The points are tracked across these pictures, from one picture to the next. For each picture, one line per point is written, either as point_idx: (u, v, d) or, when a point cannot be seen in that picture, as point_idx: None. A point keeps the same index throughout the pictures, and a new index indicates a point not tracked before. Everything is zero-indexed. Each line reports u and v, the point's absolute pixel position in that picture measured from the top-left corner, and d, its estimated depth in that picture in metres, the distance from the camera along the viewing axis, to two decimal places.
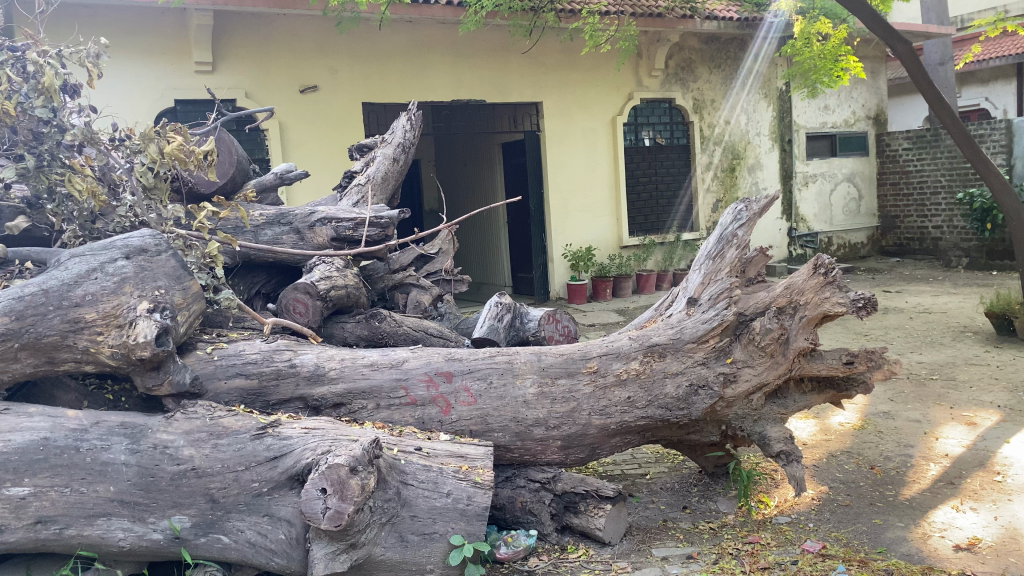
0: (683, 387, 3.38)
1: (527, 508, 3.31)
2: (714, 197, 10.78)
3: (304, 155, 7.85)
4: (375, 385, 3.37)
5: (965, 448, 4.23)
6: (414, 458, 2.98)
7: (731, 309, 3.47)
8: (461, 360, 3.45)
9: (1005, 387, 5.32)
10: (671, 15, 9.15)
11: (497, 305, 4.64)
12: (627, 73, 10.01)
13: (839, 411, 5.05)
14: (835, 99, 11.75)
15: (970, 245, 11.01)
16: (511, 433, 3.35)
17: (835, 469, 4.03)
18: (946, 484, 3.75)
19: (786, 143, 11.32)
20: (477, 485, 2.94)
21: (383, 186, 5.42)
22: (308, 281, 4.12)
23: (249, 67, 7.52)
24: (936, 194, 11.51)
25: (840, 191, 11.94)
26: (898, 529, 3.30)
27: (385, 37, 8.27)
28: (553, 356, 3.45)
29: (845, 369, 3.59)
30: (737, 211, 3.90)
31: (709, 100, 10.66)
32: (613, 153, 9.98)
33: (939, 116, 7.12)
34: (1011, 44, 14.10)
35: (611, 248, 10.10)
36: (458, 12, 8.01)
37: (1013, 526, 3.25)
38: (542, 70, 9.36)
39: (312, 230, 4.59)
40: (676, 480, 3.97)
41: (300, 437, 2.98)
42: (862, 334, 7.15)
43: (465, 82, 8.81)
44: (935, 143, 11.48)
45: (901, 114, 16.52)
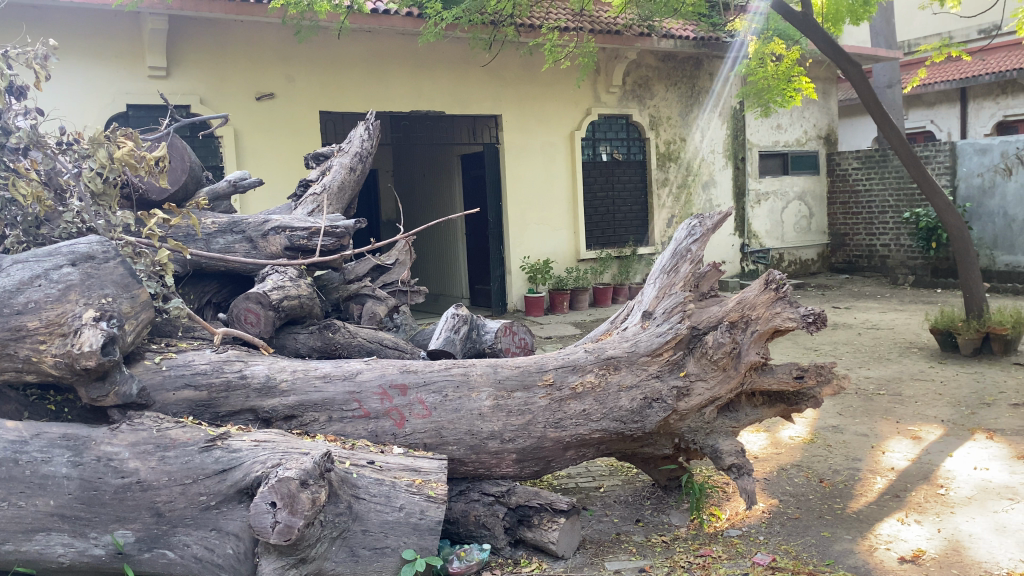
0: (637, 400, 3.40)
1: (480, 521, 3.29)
2: (669, 213, 10.92)
3: (258, 163, 7.74)
4: (327, 397, 3.32)
5: (910, 461, 4.33)
6: (367, 471, 2.93)
7: (684, 323, 3.53)
8: (415, 372, 3.42)
9: (948, 401, 5.47)
10: (629, 32, 9.28)
11: (454, 316, 4.62)
12: (585, 89, 10.10)
13: (789, 425, 5.12)
14: (788, 118, 12.01)
15: (916, 263, 11.25)
16: (466, 446, 3.33)
17: (785, 481, 4.09)
18: (892, 497, 3.83)
19: (740, 161, 11.53)
20: (430, 498, 2.91)
21: (339, 196, 5.39)
22: (260, 291, 4.08)
23: (205, 74, 7.41)
24: (884, 213, 11.76)
25: (791, 208, 12.18)
26: (845, 541, 3.35)
27: (344, 46, 8.23)
28: (509, 368, 3.44)
29: (795, 384, 3.64)
30: (692, 226, 3.95)
31: (666, 117, 10.81)
32: (571, 167, 10.04)
33: (888, 137, 7.29)
34: (956, 68, 14.56)
35: (568, 261, 10.14)
36: (418, 23, 8.01)
37: (956, 538, 3.32)
38: (502, 83, 9.39)
39: (265, 239, 4.54)
40: (629, 493, 3.99)
41: (250, 449, 2.90)
42: (812, 349, 7.28)
43: (425, 94, 8.80)
44: (883, 163, 11.75)
45: (850, 134, 16.96)
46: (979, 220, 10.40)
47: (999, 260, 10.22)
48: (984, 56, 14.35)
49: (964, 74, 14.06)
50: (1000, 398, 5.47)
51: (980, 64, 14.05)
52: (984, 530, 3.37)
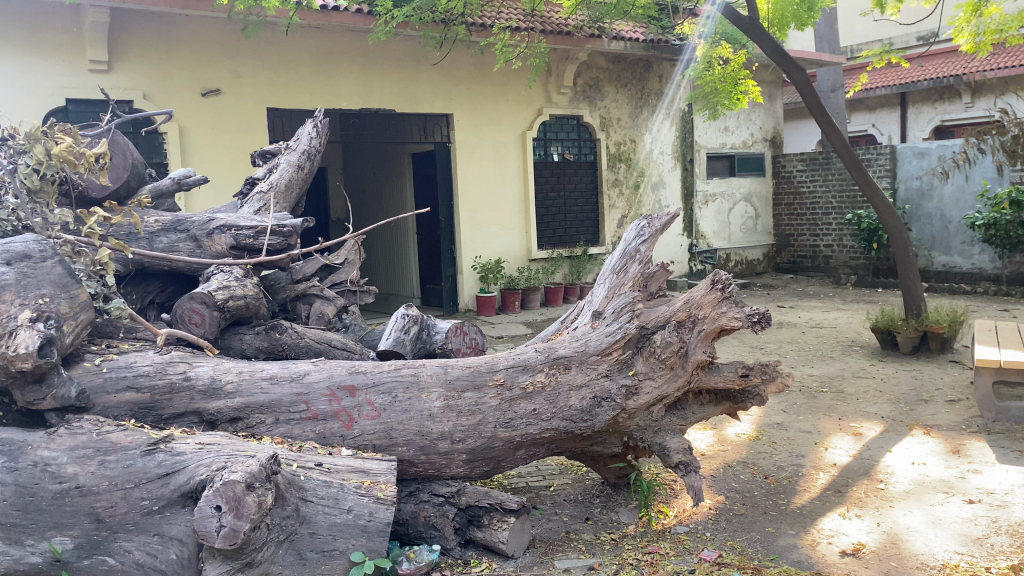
0: (587, 399, 3.41)
1: (430, 522, 3.27)
2: (620, 213, 11.03)
3: (204, 159, 7.60)
4: (274, 399, 3.28)
5: (852, 457, 4.44)
6: (315, 474, 2.89)
7: (633, 323, 3.56)
8: (365, 373, 3.39)
9: (888, 398, 5.62)
10: (580, 33, 9.33)
11: (404, 316, 4.59)
12: (537, 89, 10.13)
13: (735, 422, 5.21)
14: (735, 120, 12.22)
15: (858, 263, 11.53)
16: (416, 446, 3.31)
17: (731, 478, 4.15)
18: (833, 492, 3.92)
19: (688, 162, 11.70)
20: (380, 500, 2.88)
21: (287, 194, 5.32)
22: (205, 291, 3.99)
23: (148, 68, 7.24)
24: (827, 214, 12.02)
25: (738, 209, 12.39)
26: (789, 537, 3.42)
27: (292, 43, 8.13)
28: (459, 369, 3.43)
29: (740, 382, 3.70)
30: (641, 227, 3.99)
31: (616, 118, 10.90)
32: (523, 167, 10.05)
33: (831, 140, 7.45)
34: (896, 74, 14.96)
35: (520, 260, 10.16)
36: (368, 21, 7.95)
37: (894, 531, 3.41)
38: (453, 81, 9.36)
39: (210, 238, 4.45)
40: (579, 492, 4.02)
41: (194, 452, 2.83)
42: (757, 348, 7.42)
43: (375, 91, 8.74)
44: (827, 166, 12.02)
45: (796, 136, 17.32)
46: (917, 222, 10.70)
47: (936, 261, 10.53)
48: (922, 63, 14.80)
49: (904, 79, 14.45)
50: (936, 395, 5.64)
51: (919, 70, 14.46)
52: (921, 523, 3.47)
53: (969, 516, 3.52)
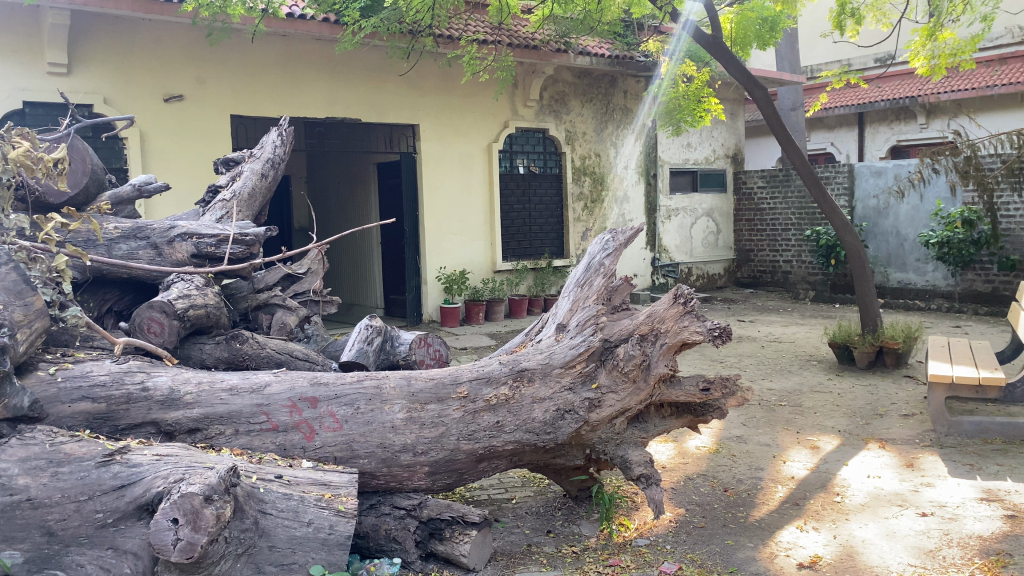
0: (550, 412, 3.42)
1: (391, 536, 3.25)
2: (584, 226, 11.10)
3: (165, 165, 7.50)
4: (234, 410, 3.24)
5: (809, 470, 4.51)
6: (274, 486, 2.86)
7: (597, 336, 3.58)
8: (326, 384, 3.37)
9: (844, 412, 5.72)
10: (547, 48, 9.37)
11: (368, 327, 4.57)
12: (503, 102, 10.17)
13: (695, 435, 5.27)
14: (697, 136, 12.41)
15: (816, 279, 11.71)
16: (377, 459, 3.28)
17: (692, 491, 4.19)
18: (791, 505, 3.98)
19: (651, 177, 11.85)
20: (340, 513, 2.85)
21: (250, 203, 5.26)
22: (164, 299, 3.93)
23: (109, 73, 7.14)
24: (787, 230, 12.21)
25: (700, 224, 12.56)
26: (748, 549, 3.46)
27: (257, 50, 8.07)
28: (423, 381, 3.42)
29: (701, 396, 3.75)
30: (605, 241, 4.04)
31: (582, 132, 10.99)
32: (489, 179, 10.08)
33: (791, 157, 7.57)
34: (854, 94, 15.30)
35: (484, 271, 10.16)
36: (334, 29, 7.93)
37: (850, 544, 3.47)
38: (420, 92, 9.36)
39: (171, 246, 4.39)
40: (541, 504, 4.03)
41: (151, 464, 2.78)
42: (718, 361, 7.52)
43: (341, 100, 8.71)
44: (787, 183, 12.23)
45: (757, 153, 17.62)
46: (874, 239, 10.94)
47: (892, 278, 10.76)
48: (879, 84, 15.16)
49: (862, 100, 14.78)
50: (891, 409, 5.75)
51: (876, 91, 14.81)
52: (876, 536, 3.54)
53: (922, 529, 3.59)
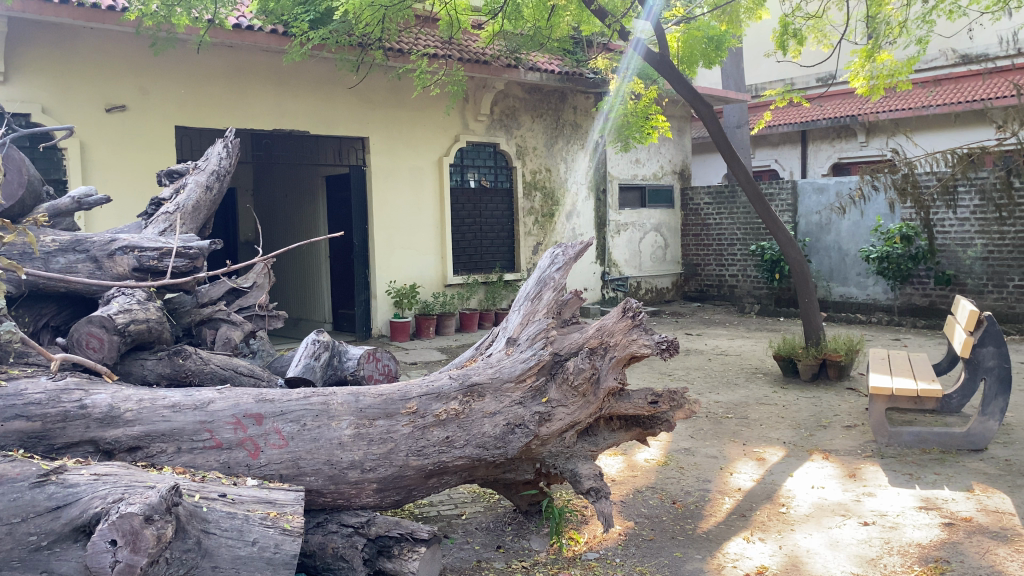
0: (500, 426, 3.41)
1: (339, 554, 3.19)
2: (535, 240, 11.16)
3: (106, 177, 7.34)
4: (176, 428, 3.17)
5: (755, 482, 4.57)
6: (218, 505, 2.79)
7: (547, 349, 3.59)
8: (272, 401, 3.31)
9: (789, 424, 5.82)
10: (497, 63, 9.40)
11: (315, 342, 4.51)
12: (454, 116, 10.16)
13: (644, 448, 5.31)
14: (645, 152, 12.61)
15: (761, 293, 11.93)
16: (324, 476, 3.22)
17: (641, 504, 4.21)
18: (738, 516, 4.02)
19: (601, 193, 11.98)
20: (286, 531, 2.78)
21: (194, 216, 5.16)
22: (104, 314, 3.83)
23: (48, 82, 6.95)
24: (733, 245, 12.43)
25: (648, 239, 12.73)
26: (696, 561, 3.49)
27: (203, 60, 7.96)
28: (371, 397, 3.38)
29: (650, 409, 3.77)
30: (555, 256, 4.08)
31: (532, 147, 11.05)
32: (440, 194, 10.05)
33: (737, 173, 7.71)
34: (797, 112, 15.70)
35: (435, 285, 10.11)
36: (283, 41, 7.84)
37: (795, 554, 3.52)
38: (370, 105, 9.32)
39: (112, 259, 4.28)
40: (491, 519, 4.01)
41: (88, 484, 2.70)
42: (666, 374, 7.61)
43: (290, 113, 8.63)
44: (732, 199, 12.46)
45: (703, 169, 17.94)
46: (817, 254, 11.20)
47: (834, 292, 11.01)
48: (821, 103, 15.57)
49: (804, 118, 15.17)
50: (834, 421, 5.87)
51: (818, 110, 15.21)
52: (820, 545, 3.60)
53: (863, 538, 3.67)
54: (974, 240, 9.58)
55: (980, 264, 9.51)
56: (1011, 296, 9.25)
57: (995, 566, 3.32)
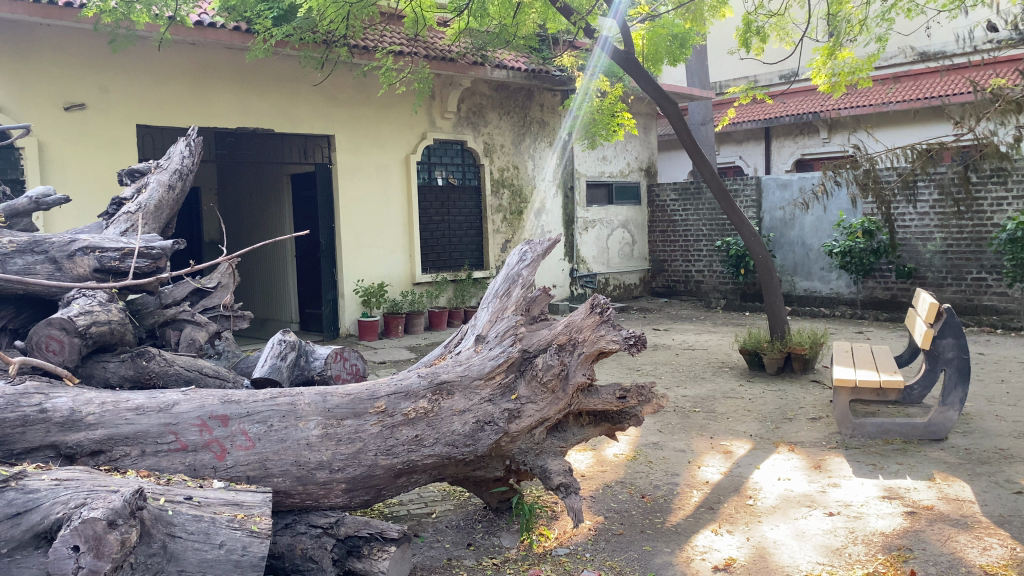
0: (470, 423, 3.40)
1: (308, 555, 3.16)
2: (503, 238, 11.18)
3: (66, 176, 7.20)
4: (140, 431, 3.13)
5: (723, 474, 4.62)
6: (184, 508, 2.75)
7: (516, 346, 3.61)
8: (238, 402, 3.28)
9: (755, 417, 5.89)
10: (463, 60, 9.37)
11: (281, 342, 4.48)
12: (421, 114, 10.12)
13: (613, 443, 5.33)
14: (612, 150, 12.69)
15: (727, 288, 12.05)
16: (292, 477, 3.19)
17: (610, 499, 4.24)
18: (706, 509, 4.06)
19: (569, 190, 12.02)
20: (253, 533, 2.75)
21: (156, 216, 5.09)
22: (64, 316, 3.76)
23: (3, 80, 6.79)
24: (698, 241, 12.54)
25: (616, 236, 12.80)
26: (665, 554, 3.52)
27: (165, 57, 7.84)
28: (339, 397, 3.36)
29: (618, 404, 3.80)
30: (523, 252, 4.09)
31: (500, 144, 11.04)
32: (407, 192, 10.01)
33: (704, 170, 7.76)
34: (760, 110, 15.88)
35: (403, 284, 10.06)
36: (246, 38, 7.75)
37: (762, 545, 3.57)
38: (335, 102, 9.25)
39: (72, 260, 4.21)
40: (461, 517, 4.00)
41: (49, 489, 2.65)
42: (634, 369, 7.66)
43: (254, 112, 8.55)
44: (697, 196, 12.58)
45: (669, 166, 18.09)
46: (781, 249, 11.34)
47: (798, 286, 11.16)
48: (784, 100, 15.76)
49: (768, 115, 15.34)
50: (799, 413, 5.95)
51: (781, 107, 15.41)
52: (787, 537, 3.65)
53: (829, 528, 3.73)
54: (934, 234, 9.77)
55: (940, 257, 9.70)
56: (970, 288, 9.45)
57: (956, 553, 3.39)
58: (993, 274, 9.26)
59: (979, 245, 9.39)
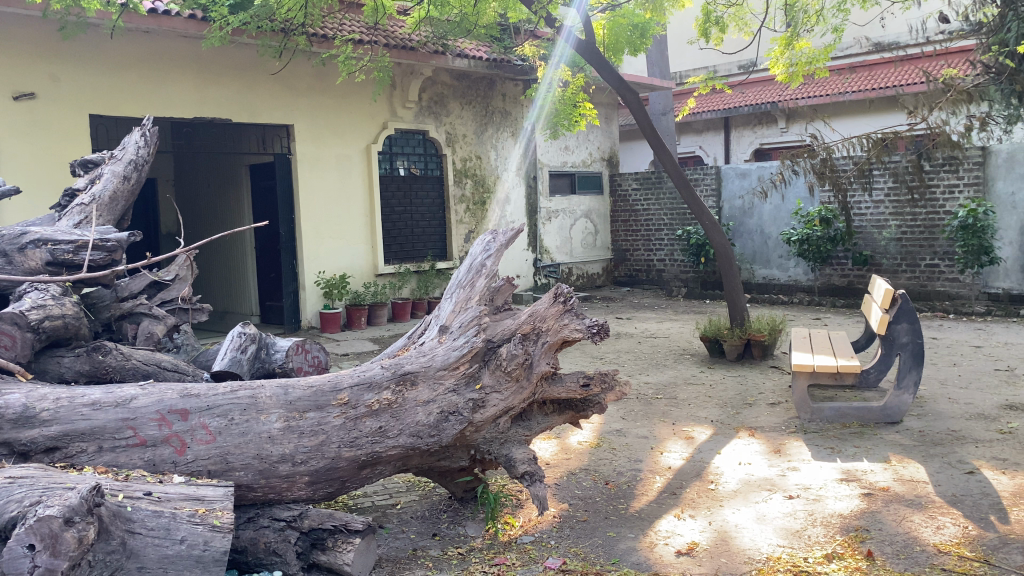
0: (434, 414, 3.39)
1: (271, 548, 3.14)
2: (467, 229, 11.15)
3: (16, 167, 7.02)
4: (96, 426, 3.07)
5: (685, 460, 4.68)
6: (143, 504, 2.69)
7: (479, 336, 3.60)
8: (198, 396, 3.23)
9: (716, 403, 5.97)
10: (424, 49, 9.31)
11: (241, 335, 4.40)
12: (382, 103, 10.04)
13: (577, 430, 5.36)
14: (574, 140, 12.72)
15: (688, 276, 12.17)
16: (254, 471, 3.16)
17: (574, 486, 4.27)
18: (669, 494, 4.11)
19: (531, 180, 12.03)
20: (215, 528, 2.70)
21: (111, 207, 4.99)
22: (15, 311, 3.65)
23: None
24: (660, 230, 12.63)
25: (579, 226, 12.84)
26: (629, 540, 3.55)
27: (118, 45, 7.67)
28: (301, 389, 3.33)
29: (582, 392, 3.82)
30: (486, 243, 4.09)
31: (462, 134, 11.00)
32: (368, 182, 9.93)
33: (664, 159, 7.81)
34: (719, 100, 16.02)
35: (365, 275, 10.00)
36: (201, 27, 7.61)
37: (723, 529, 3.62)
38: (294, 92, 9.14)
39: (23, 253, 4.15)
40: (426, 508, 4.00)
41: (2, 487, 2.59)
42: (598, 358, 7.71)
43: (210, 100, 8.39)
44: (659, 185, 12.67)
45: (630, 156, 18.19)
46: (740, 238, 11.47)
47: (757, 274, 11.31)
48: (743, 90, 15.92)
49: (727, 105, 15.48)
50: (759, 398, 6.05)
51: (740, 97, 15.56)
52: (748, 520, 3.70)
53: (789, 511, 3.80)
54: (888, 222, 9.97)
55: (895, 245, 9.90)
56: (924, 274, 9.67)
57: (911, 532, 3.47)
58: (945, 260, 9.48)
59: (932, 232, 9.60)
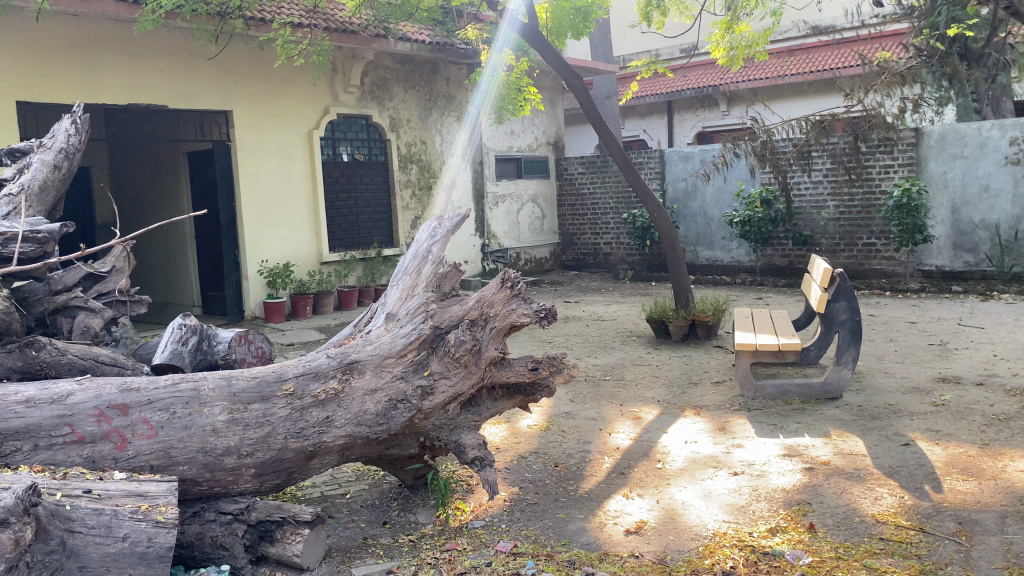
0: (382, 402, 3.37)
1: (218, 542, 3.10)
2: (413, 214, 11.08)
3: None
4: (31, 424, 2.98)
5: (632, 440, 4.74)
6: (82, 502, 2.62)
7: (427, 323, 3.57)
8: (137, 390, 3.14)
9: (662, 383, 6.05)
10: (365, 33, 9.18)
11: (182, 327, 4.34)
12: (323, 87, 9.89)
13: (527, 414, 5.39)
14: (520, 124, 12.71)
15: (634, 259, 12.31)
16: (198, 464, 3.10)
17: (524, 469, 4.29)
18: (617, 474, 4.16)
19: (478, 164, 11.99)
20: (159, 524, 2.65)
21: (42, 197, 4.82)
22: None
23: None
24: (606, 214, 12.73)
25: (526, 210, 12.86)
26: (579, 521, 3.59)
27: (44, 29, 7.38)
28: (244, 380, 3.27)
29: (530, 375, 3.83)
30: (433, 229, 4.08)
31: (406, 119, 10.90)
32: (311, 168, 9.78)
33: (609, 143, 7.86)
34: (662, 83, 16.16)
35: (310, 263, 9.86)
36: (133, 10, 7.38)
37: (671, 506, 3.69)
38: (231, 76, 8.93)
39: None
40: (376, 496, 3.98)
41: None
42: (546, 342, 7.75)
43: (143, 85, 8.14)
44: (604, 169, 12.76)
45: (576, 140, 18.25)
46: (684, 220, 11.62)
47: (701, 256, 11.48)
48: (684, 74, 16.09)
49: (669, 89, 15.63)
50: (704, 377, 6.16)
51: (682, 80, 15.72)
52: (694, 497, 3.77)
53: (733, 487, 3.88)
54: (827, 202, 10.21)
55: (833, 224, 10.14)
56: (861, 253, 9.94)
57: (851, 504, 3.58)
58: (881, 239, 9.76)
59: (868, 211, 9.87)
